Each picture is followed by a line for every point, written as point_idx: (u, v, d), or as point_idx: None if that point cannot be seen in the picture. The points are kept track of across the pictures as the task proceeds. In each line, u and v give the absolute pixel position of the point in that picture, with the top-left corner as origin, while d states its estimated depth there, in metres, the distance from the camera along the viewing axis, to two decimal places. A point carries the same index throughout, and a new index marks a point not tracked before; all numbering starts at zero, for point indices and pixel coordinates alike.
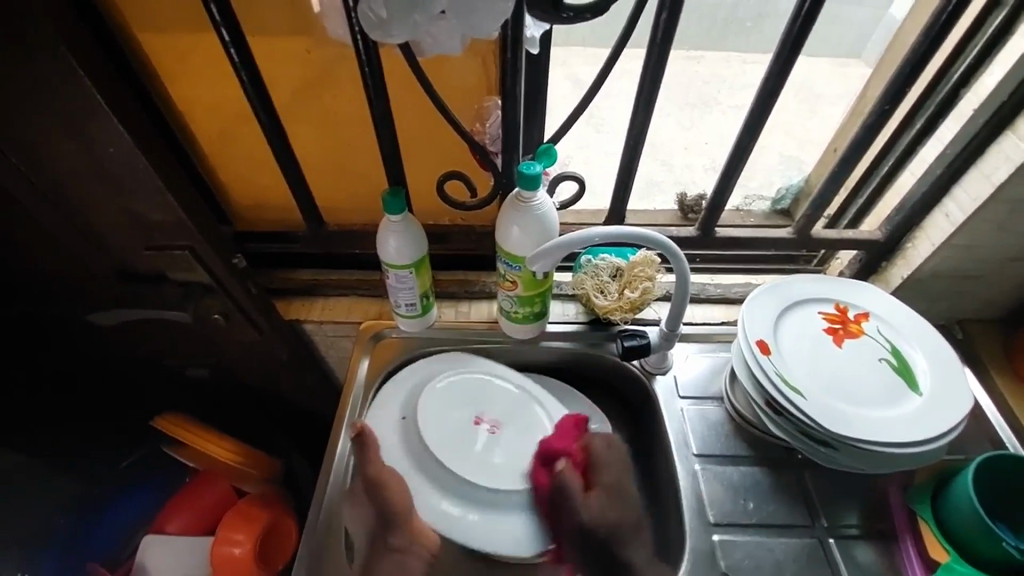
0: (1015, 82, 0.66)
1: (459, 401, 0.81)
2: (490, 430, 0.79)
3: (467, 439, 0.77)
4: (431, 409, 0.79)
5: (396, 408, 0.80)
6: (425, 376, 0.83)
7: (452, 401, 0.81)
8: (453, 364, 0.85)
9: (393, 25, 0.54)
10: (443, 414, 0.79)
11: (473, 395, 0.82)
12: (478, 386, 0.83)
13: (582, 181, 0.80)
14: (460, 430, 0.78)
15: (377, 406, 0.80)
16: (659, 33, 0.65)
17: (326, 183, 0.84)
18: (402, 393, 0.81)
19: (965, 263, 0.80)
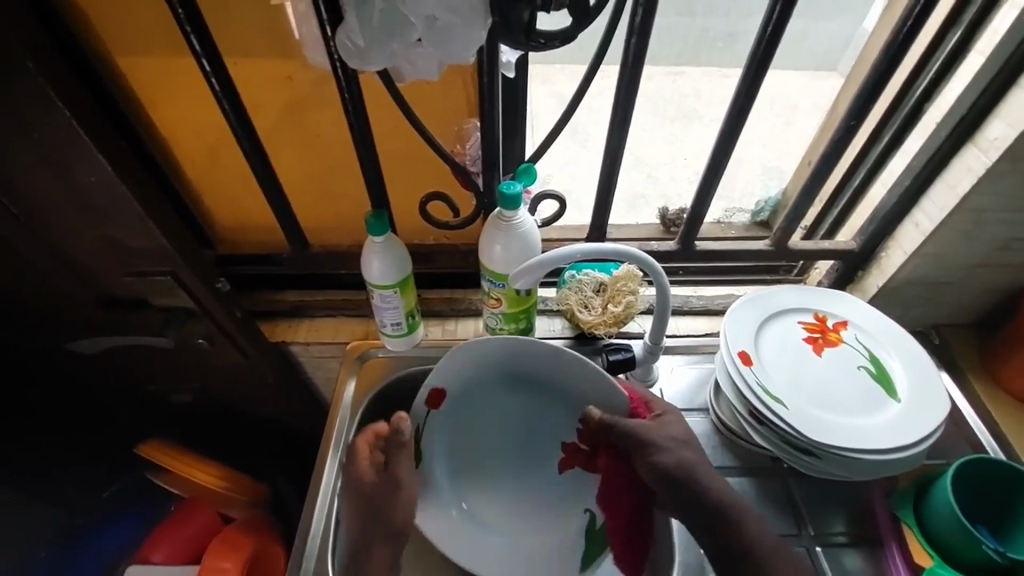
0: (974, 97, 0.69)
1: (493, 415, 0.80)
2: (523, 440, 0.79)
3: (510, 450, 0.83)
4: (472, 425, 0.82)
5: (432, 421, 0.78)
6: (505, 365, 0.78)
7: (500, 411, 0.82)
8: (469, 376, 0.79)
9: (371, 53, 0.56)
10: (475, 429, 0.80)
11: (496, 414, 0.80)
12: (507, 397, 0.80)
13: (563, 199, 0.81)
14: (489, 445, 0.83)
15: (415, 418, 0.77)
16: (630, 56, 0.66)
17: (310, 206, 0.85)
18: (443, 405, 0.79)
19: (936, 271, 0.82)
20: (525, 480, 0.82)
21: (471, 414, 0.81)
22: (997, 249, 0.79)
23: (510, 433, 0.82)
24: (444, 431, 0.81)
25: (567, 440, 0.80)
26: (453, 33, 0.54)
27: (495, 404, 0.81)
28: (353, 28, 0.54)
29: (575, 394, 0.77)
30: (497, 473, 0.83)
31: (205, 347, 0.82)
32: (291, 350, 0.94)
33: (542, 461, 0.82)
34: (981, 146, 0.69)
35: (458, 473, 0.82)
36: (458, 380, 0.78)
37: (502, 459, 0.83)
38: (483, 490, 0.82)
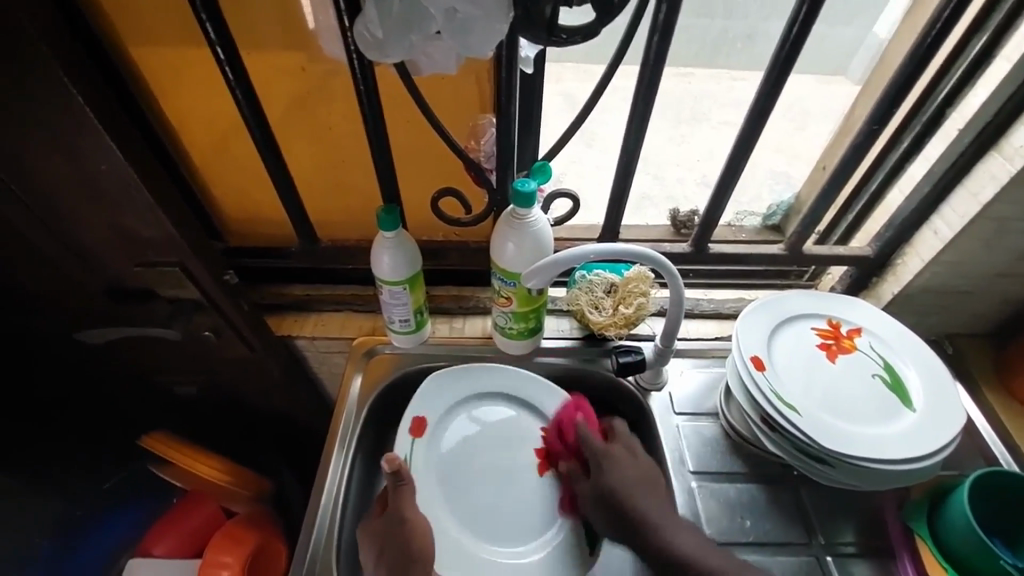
0: (1000, 102, 0.67)
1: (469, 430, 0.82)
2: (495, 453, 0.81)
3: (496, 475, 0.79)
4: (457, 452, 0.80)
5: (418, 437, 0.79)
6: (468, 385, 0.84)
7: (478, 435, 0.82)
8: (446, 397, 0.83)
9: (389, 45, 0.54)
10: (454, 445, 0.81)
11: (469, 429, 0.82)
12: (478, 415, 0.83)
13: (576, 198, 0.80)
14: (478, 472, 0.79)
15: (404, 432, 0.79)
16: (651, 53, 0.65)
17: (320, 199, 0.84)
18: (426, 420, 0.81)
19: (955, 279, 0.81)
20: (517, 505, 0.78)
21: (451, 437, 0.82)
22: (1018, 259, 0.77)
23: (492, 461, 0.80)
24: (431, 460, 0.79)
25: (535, 446, 0.82)
26: (474, 26, 0.53)
27: (472, 428, 0.83)
28: (372, 18, 0.53)
29: (531, 403, 0.85)
30: (495, 500, 0.78)
31: (211, 339, 0.81)
32: (297, 344, 0.94)
33: (526, 478, 0.80)
34: (1006, 153, 0.68)
35: (458, 503, 0.77)
36: (435, 408, 0.82)
37: (496, 487, 0.79)
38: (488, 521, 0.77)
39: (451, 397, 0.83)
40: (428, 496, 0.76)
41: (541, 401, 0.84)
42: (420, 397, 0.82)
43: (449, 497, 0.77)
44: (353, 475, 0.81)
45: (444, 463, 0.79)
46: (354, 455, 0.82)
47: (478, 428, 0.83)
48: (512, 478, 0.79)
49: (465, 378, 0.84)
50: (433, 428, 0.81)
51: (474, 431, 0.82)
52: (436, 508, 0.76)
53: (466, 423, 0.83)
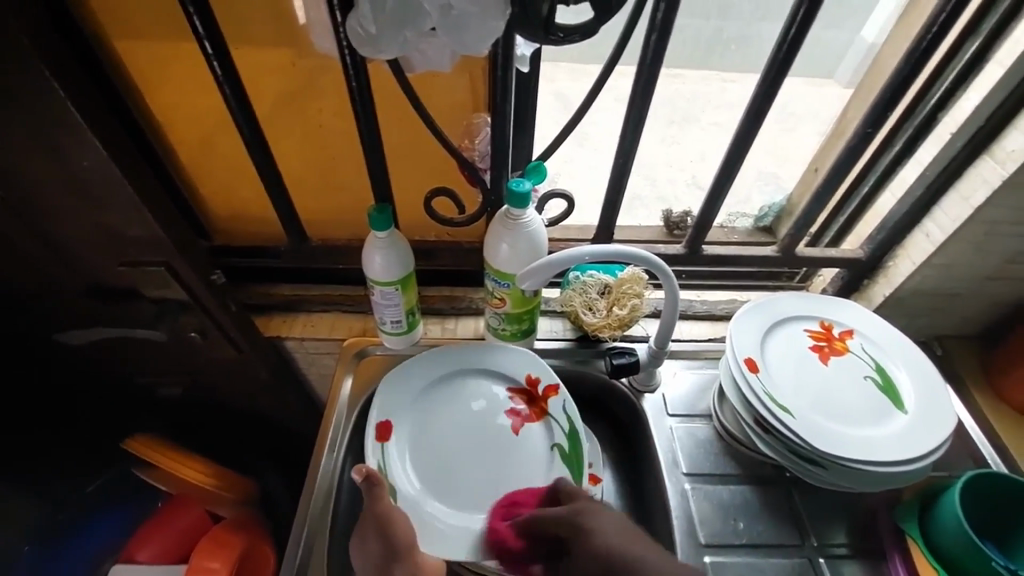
0: (993, 107, 0.68)
1: (443, 414, 0.79)
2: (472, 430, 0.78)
3: (473, 448, 0.76)
4: (430, 435, 0.77)
5: (387, 432, 0.77)
6: (432, 369, 0.82)
7: (447, 414, 0.79)
8: (411, 388, 0.81)
9: (382, 40, 0.53)
10: (429, 429, 0.78)
11: (441, 413, 0.79)
12: (447, 397, 0.81)
13: (571, 199, 0.80)
14: (457, 449, 0.76)
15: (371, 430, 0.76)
16: (649, 54, 0.64)
17: (310, 198, 0.82)
18: (393, 412, 0.78)
19: (944, 282, 0.81)
20: (504, 471, 0.75)
21: (425, 421, 0.79)
22: (1006, 262, 0.78)
23: (471, 438, 0.77)
24: (407, 449, 0.76)
25: (506, 407, 0.80)
26: (469, 22, 0.52)
27: (439, 407, 0.80)
28: (365, 13, 0.52)
29: (491, 364, 0.83)
30: (481, 470, 0.75)
31: (198, 340, 0.79)
32: (286, 345, 0.92)
33: (504, 439, 0.77)
34: (998, 157, 0.68)
35: (445, 488, 0.74)
36: (398, 403, 0.79)
37: (479, 459, 0.76)
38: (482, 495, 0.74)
39: (416, 384, 0.81)
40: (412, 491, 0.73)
41: (499, 361, 0.83)
42: (384, 392, 0.79)
43: (433, 486, 0.74)
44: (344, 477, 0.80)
45: (420, 449, 0.76)
46: (345, 457, 0.80)
47: (447, 404, 0.80)
48: (496, 451, 0.76)
49: (426, 362, 0.82)
50: (403, 418, 0.78)
51: (445, 412, 0.79)
52: (421, 498, 0.73)
53: (437, 406, 0.80)
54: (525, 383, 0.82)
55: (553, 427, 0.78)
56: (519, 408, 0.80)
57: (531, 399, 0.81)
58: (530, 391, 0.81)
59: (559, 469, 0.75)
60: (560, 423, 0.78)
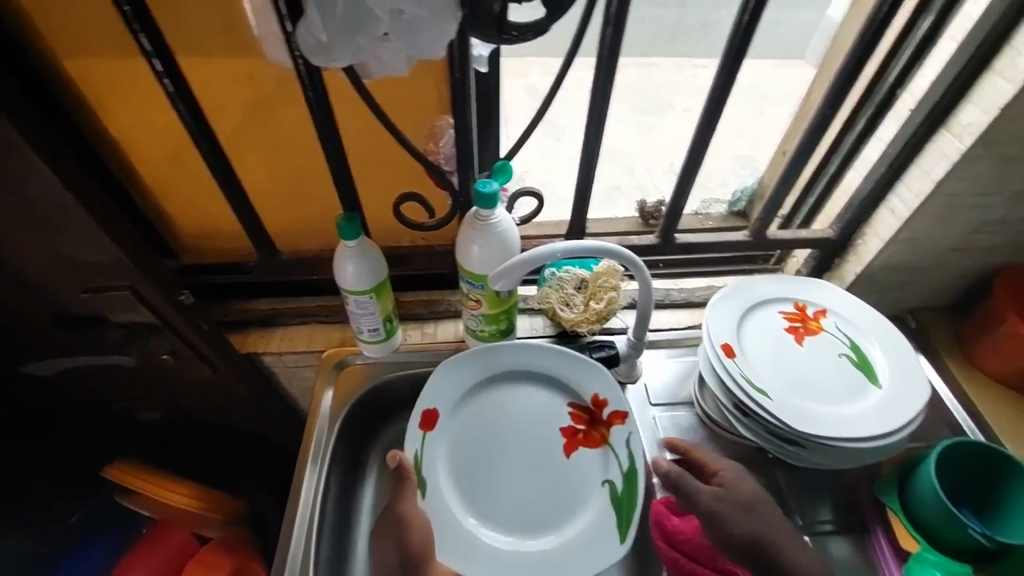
0: (947, 81, 0.68)
1: (490, 416, 0.81)
2: (523, 440, 0.79)
3: (518, 460, 0.78)
4: (475, 442, 0.79)
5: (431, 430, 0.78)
6: (488, 370, 0.83)
7: (495, 422, 0.80)
8: (462, 385, 0.81)
9: (335, 49, 0.53)
10: (474, 432, 0.80)
11: (489, 419, 0.81)
12: (499, 402, 0.82)
13: (540, 196, 0.79)
14: (500, 460, 0.78)
15: (415, 425, 0.77)
16: (605, 47, 0.63)
17: (276, 210, 0.81)
18: (439, 410, 0.79)
19: (911, 257, 0.83)
20: (544, 489, 0.77)
21: (471, 423, 0.80)
22: (970, 234, 0.79)
23: (518, 448, 0.79)
24: (447, 449, 0.79)
25: (562, 425, 0.80)
26: (422, 26, 0.52)
27: (490, 414, 0.81)
28: (315, 22, 0.51)
29: (560, 380, 0.82)
30: (517, 488, 0.77)
31: (170, 362, 0.78)
32: (264, 360, 0.91)
33: (549, 464, 0.78)
34: (955, 131, 0.69)
35: (478, 493, 0.76)
36: (450, 399, 0.80)
37: (515, 476, 0.77)
38: (510, 511, 0.76)
39: (469, 385, 0.82)
40: (440, 491, 0.76)
41: (569, 377, 0.82)
42: (436, 387, 0.80)
43: (464, 491, 0.77)
44: (329, 490, 0.80)
45: (461, 452, 0.79)
46: (329, 470, 0.80)
47: (499, 413, 0.81)
48: (542, 467, 0.78)
49: (486, 361, 0.82)
50: (450, 419, 0.80)
51: (495, 417, 0.81)
52: (453, 503, 0.76)
53: (487, 411, 0.81)
54: (589, 404, 0.80)
55: (610, 460, 0.78)
56: (577, 428, 0.80)
57: (591, 423, 0.80)
58: (593, 412, 0.80)
59: (608, 508, 0.75)
60: (619, 456, 0.77)
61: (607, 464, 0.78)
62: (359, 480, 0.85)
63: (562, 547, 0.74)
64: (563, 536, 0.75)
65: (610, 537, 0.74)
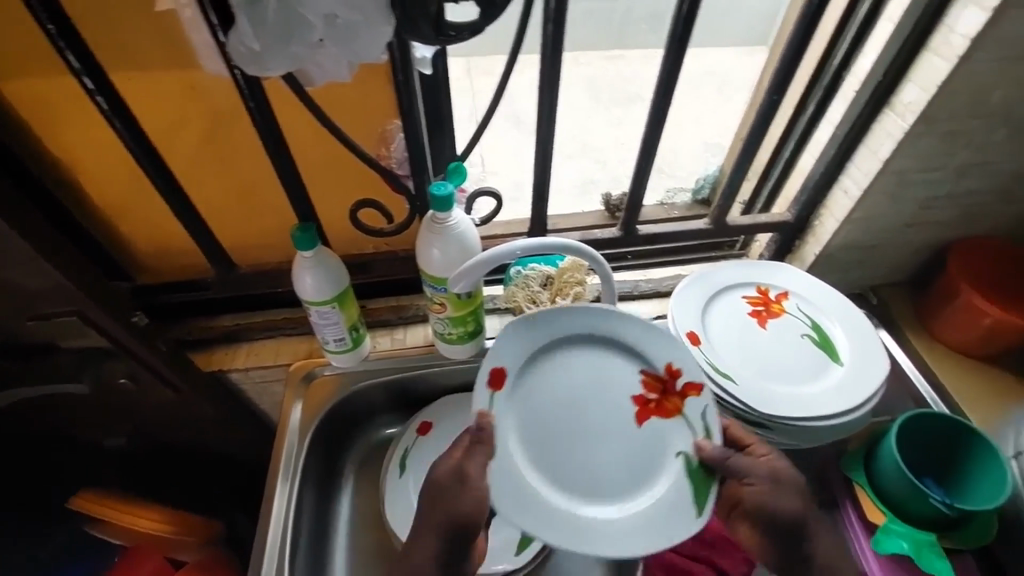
0: (887, 62, 0.69)
1: (561, 380, 0.68)
2: (593, 408, 0.67)
3: (588, 429, 0.67)
4: (544, 403, 0.67)
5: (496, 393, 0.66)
6: (554, 331, 0.69)
7: (564, 384, 0.68)
8: (527, 344, 0.68)
9: (268, 58, 0.51)
10: (540, 398, 0.68)
11: (556, 383, 0.68)
12: (565, 365, 0.69)
13: (499, 196, 0.79)
14: (569, 429, 0.67)
15: (480, 388, 0.65)
16: (548, 44, 0.62)
17: (229, 225, 0.79)
18: (504, 371, 0.67)
19: (867, 235, 0.84)
20: (616, 460, 0.66)
21: (536, 387, 0.68)
22: (921, 209, 0.81)
23: (589, 417, 0.67)
24: (513, 416, 0.67)
25: (634, 393, 0.68)
26: (358, 32, 0.51)
27: (559, 375, 0.69)
28: (246, 31, 0.49)
29: (628, 344, 0.70)
30: (586, 454, 0.66)
31: (129, 386, 0.76)
32: (231, 377, 0.90)
33: (622, 435, 0.67)
34: (898, 110, 0.70)
35: (547, 462, 0.65)
36: (519, 356, 0.68)
37: (587, 443, 0.66)
38: (574, 478, 0.65)
39: (531, 347, 0.69)
40: (508, 457, 0.64)
41: (642, 340, 0.69)
42: (500, 345, 0.67)
43: (534, 457, 0.65)
44: (301, 503, 0.78)
45: (527, 418, 0.67)
46: (300, 484, 0.79)
47: (568, 376, 0.69)
48: (615, 437, 0.67)
49: (553, 321, 0.69)
50: (513, 383, 0.67)
51: (562, 380, 0.68)
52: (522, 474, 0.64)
53: (555, 377, 0.68)
54: (662, 371, 0.68)
55: (686, 431, 0.65)
56: (648, 397, 0.68)
57: (665, 392, 0.68)
58: (667, 381, 0.68)
59: (682, 486, 0.63)
60: (696, 427, 0.65)
61: (682, 436, 0.66)
62: (335, 489, 0.87)
63: (637, 528, 0.63)
64: (637, 513, 0.64)
65: (686, 516, 0.62)
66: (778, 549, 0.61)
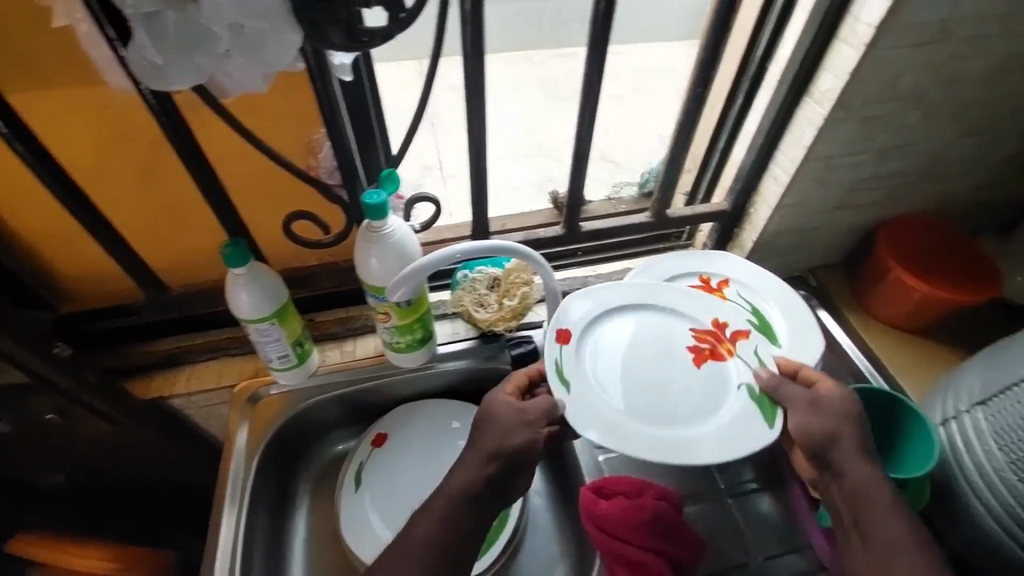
0: (804, 52, 0.71)
1: (637, 335, 0.73)
2: (667, 355, 0.72)
3: (655, 374, 0.70)
4: (609, 355, 0.71)
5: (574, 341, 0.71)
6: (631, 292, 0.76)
7: (628, 338, 0.73)
8: (595, 307, 0.74)
9: (171, 71, 0.49)
10: (619, 349, 0.72)
11: (639, 336, 0.73)
12: (641, 321, 0.74)
13: (437, 200, 0.78)
14: (647, 371, 0.70)
15: (550, 338, 0.71)
16: (468, 47, 0.62)
17: (157, 247, 0.76)
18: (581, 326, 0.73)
19: (800, 220, 0.87)
20: (687, 397, 0.68)
21: (608, 342, 0.73)
22: (847, 192, 0.84)
23: (657, 363, 0.71)
24: (588, 363, 0.71)
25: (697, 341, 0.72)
26: (264, 40, 0.50)
27: (629, 330, 0.74)
28: (144, 44, 0.47)
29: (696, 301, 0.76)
30: (659, 391, 0.69)
31: (58, 421, 0.72)
32: (171, 403, 0.86)
33: (690, 376, 0.70)
34: (816, 98, 0.73)
35: (624, 397, 0.68)
36: (592, 315, 0.74)
37: (660, 384, 0.69)
38: (651, 410, 0.67)
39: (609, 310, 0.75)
40: (584, 389, 0.67)
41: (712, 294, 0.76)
42: (579, 302, 0.74)
43: (609, 392, 0.68)
44: (251, 527, 0.76)
45: (601, 364, 0.71)
46: (249, 507, 0.76)
47: (637, 330, 0.74)
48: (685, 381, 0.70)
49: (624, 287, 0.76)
50: (590, 338, 0.73)
51: (635, 334, 0.73)
52: (595, 403, 0.66)
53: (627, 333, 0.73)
54: (714, 325, 0.73)
55: (744, 367, 0.69)
56: (705, 344, 0.72)
57: (717, 341, 0.72)
58: (716, 332, 0.73)
59: (749, 408, 0.65)
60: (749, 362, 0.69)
61: (740, 373, 0.69)
62: (289, 510, 0.85)
63: (710, 447, 0.63)
64: (707, 439, 0.64)
65: (756, 433, 0.63)
66: (826, 471, 0.61)
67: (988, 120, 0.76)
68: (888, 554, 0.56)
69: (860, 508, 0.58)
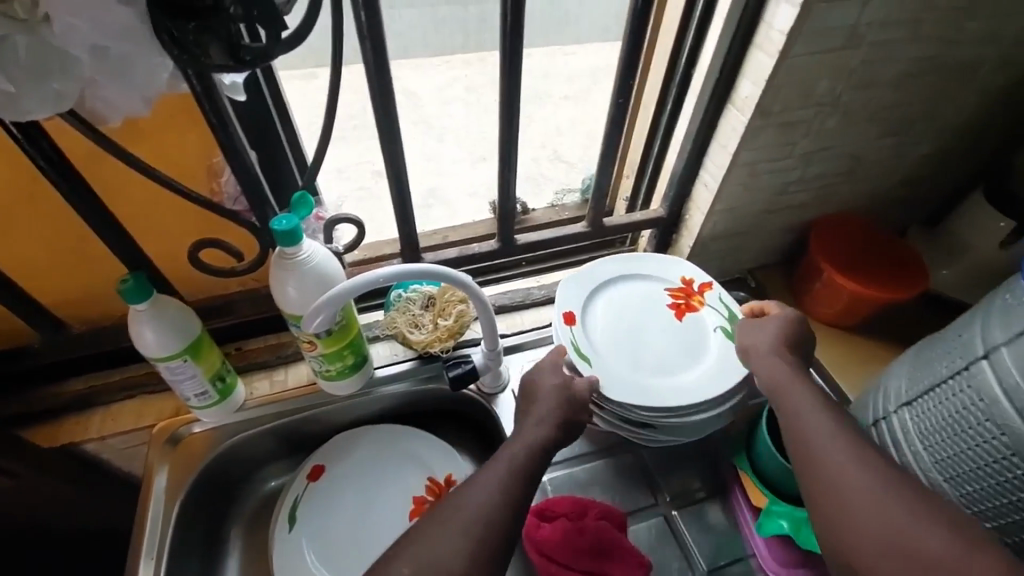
0: (724, 57, 0.70)
1: (620, 304, 0.82)
2: (649, 317, 0.81)
3: (642, 332, 0.79)
4: (604, 327, 0.79)
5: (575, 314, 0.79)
6: (612, 269, 0.85)
7: (617, 309, 0.81)
8: (585, 283, 0.82)
9: (25, 99, 0.44)
10: (608, 316, 0.80)
11: (621, 302, 0.82)
12: (622, 291, 0.83)
13: (359, 221, 0.74)
14: (633, 330, 0.79)
15: (556, 316, 0.77)
16: (371, 64, 0.58)
17: (51, 282, 0.70)
18: (575, 301, 0.80)
19: (734, 224, 0.87)
20: (671, 347, 0.77)
21: (598, 309, 0.81)
22: (776, 196, 0.84)
23: (643, 322, 0.80)
24: (591, 334, 0.78)
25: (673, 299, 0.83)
26: (130, 61, 0.46)
27: (616, 298, 0.82)
28: None
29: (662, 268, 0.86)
30: (650, 347, 0.77)
31: None
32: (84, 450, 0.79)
33: (671, 329, 0.79)
34: (738, 105, 0.72)
35: (617, 355, 0.76)
36: (582, 295, 0.81)
37: (646, 339, 0.78)
38: (638, 360, 0.76)
39: (596, 284, 0.83)
40: (597, 358, 0.75)
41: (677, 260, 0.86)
42: (570, 283, 0.81)
43: (608, 352, 0.76)
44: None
45: (600, 330, 0.79)
46: (169, 560, 0.71)
47: (620, 297, 0.83)
48: (670, 335, 0.79)
49: (605, 264, 0.85)
50: (586, 309, 0.80)
51: (619, 304, 0.82)
52: (601, 365, 0.74)
53: (616, 303, 0.82)
54: (685, 284, 0.84)
55: (714, 316, 0.80)
56: (679, 301, 0.82)
57: (688, 296, 0.83)
58: (686, 289, 0.83)
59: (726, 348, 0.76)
60: (720, 310, 0.80)
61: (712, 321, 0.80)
62: (219, 554, 0.80)
63: (695, 385, 0.73)
64: (690, 379, 0.74)
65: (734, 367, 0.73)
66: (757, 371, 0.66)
67: (902, 121, 0.78)
68: (797, 419, 0.57)
69: (770, 385, 0.62)
